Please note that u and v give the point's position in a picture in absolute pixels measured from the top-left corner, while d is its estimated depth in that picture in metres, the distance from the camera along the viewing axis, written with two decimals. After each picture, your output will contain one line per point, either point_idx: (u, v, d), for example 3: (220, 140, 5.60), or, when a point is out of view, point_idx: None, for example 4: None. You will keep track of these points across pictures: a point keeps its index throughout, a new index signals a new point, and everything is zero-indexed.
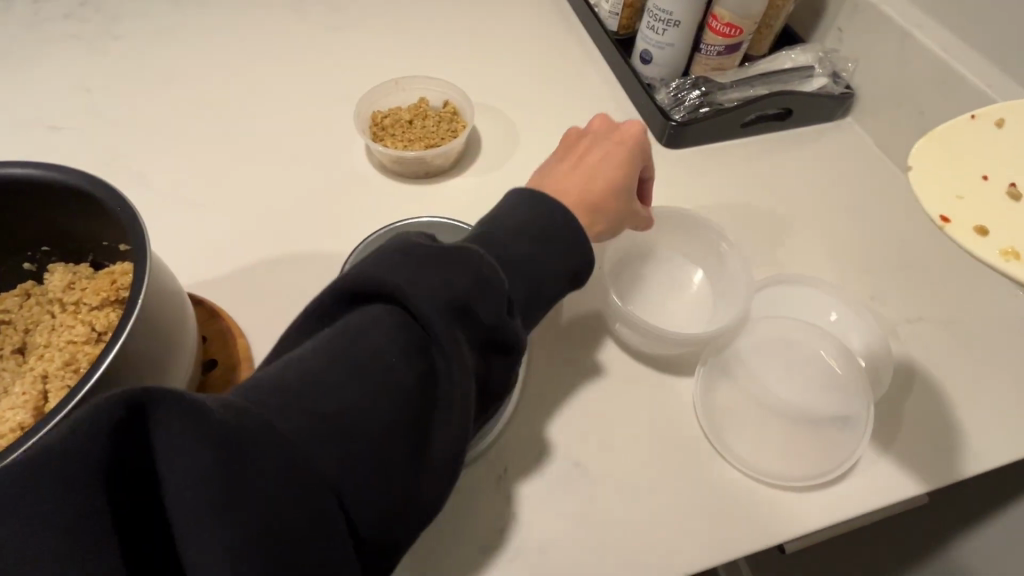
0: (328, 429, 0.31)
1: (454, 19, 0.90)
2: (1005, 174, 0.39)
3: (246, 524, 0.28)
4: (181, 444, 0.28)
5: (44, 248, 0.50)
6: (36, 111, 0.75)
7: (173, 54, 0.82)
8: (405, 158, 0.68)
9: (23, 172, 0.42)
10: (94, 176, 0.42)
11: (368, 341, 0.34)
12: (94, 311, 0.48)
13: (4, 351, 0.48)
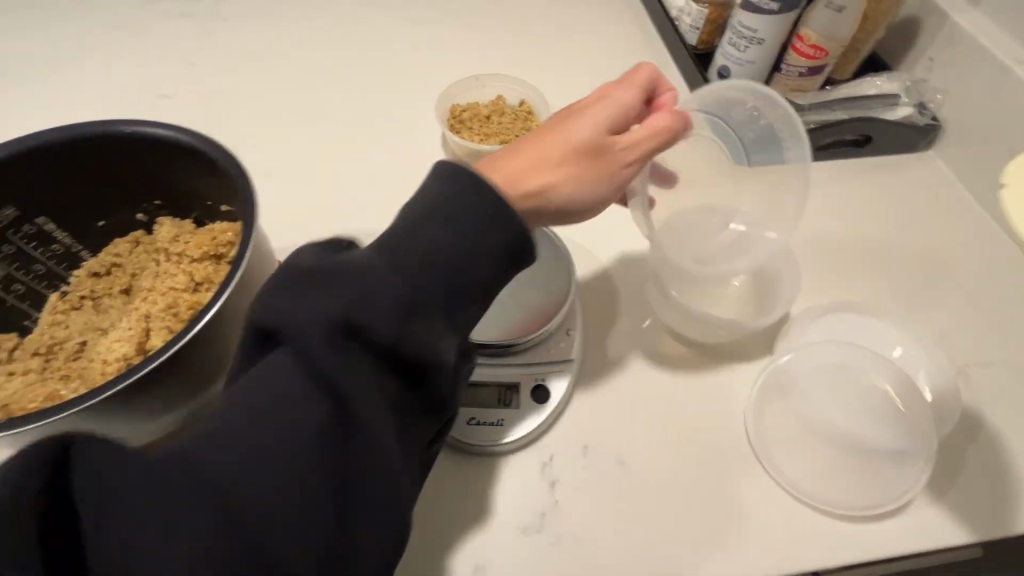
0: (241, 460, 0.31)
1: (535, 24, 0.93)
2: None
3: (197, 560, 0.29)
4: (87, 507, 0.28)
5: (156, 202, 0.54)
6: (149, 80, 0.82)
7: (273, 37, 0.88)
8: (480, 151, 0.71)
9: (161, 131, 0.47)
10: (218, 140, 0.46)
11: (257, 383, 0.33)
12: (194, 263, 0.53)
13: (114, 290, 0.53)
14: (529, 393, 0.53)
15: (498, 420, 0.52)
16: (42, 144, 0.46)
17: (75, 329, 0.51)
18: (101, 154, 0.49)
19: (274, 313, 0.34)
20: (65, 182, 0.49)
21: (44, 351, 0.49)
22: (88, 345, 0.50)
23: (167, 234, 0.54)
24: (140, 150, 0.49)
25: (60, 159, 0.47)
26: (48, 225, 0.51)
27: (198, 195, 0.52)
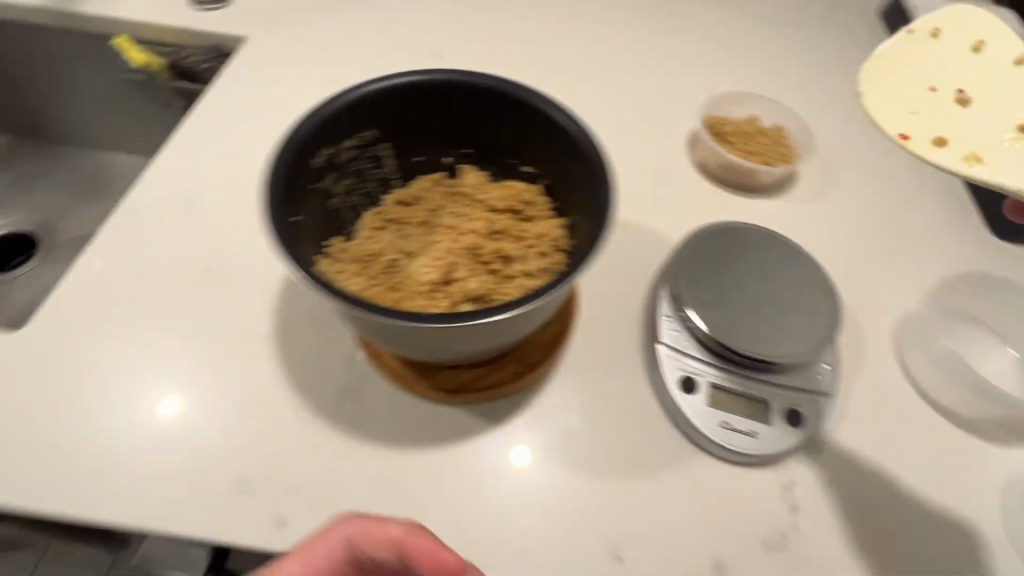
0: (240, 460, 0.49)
1: (792, 45, 0.90)
2: (949, 86, 0.49)
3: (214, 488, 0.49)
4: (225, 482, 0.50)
5: (467, 151, 0.59)
6: (422, 32, 0.88)
7: (533, 14, 0.92)
8: (740, 166, 0.71)
9: (526, 95, 0.52)
10: (576, 115, 0.50)
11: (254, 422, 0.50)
12: (494, 214, 0.57)
13: (415, 220, 0.59)
14: (783, 413, 0.53)
15: (755, 433, 0.52)
16: (418, 81, 0.52)
17: (386, 248, 0.56)
18: (454, 98, 0.54)
19: None
20: (415, 115, 0.55)
21: (364, 261, 0.55)
22: (400, 265, 0.55)
23: (473, 182, 0.59)
24: (487, 101, 0.54)
25: (424, 93, 0.54)
26: (383, 149, 0.56)
27: (516, 155, 0.57)
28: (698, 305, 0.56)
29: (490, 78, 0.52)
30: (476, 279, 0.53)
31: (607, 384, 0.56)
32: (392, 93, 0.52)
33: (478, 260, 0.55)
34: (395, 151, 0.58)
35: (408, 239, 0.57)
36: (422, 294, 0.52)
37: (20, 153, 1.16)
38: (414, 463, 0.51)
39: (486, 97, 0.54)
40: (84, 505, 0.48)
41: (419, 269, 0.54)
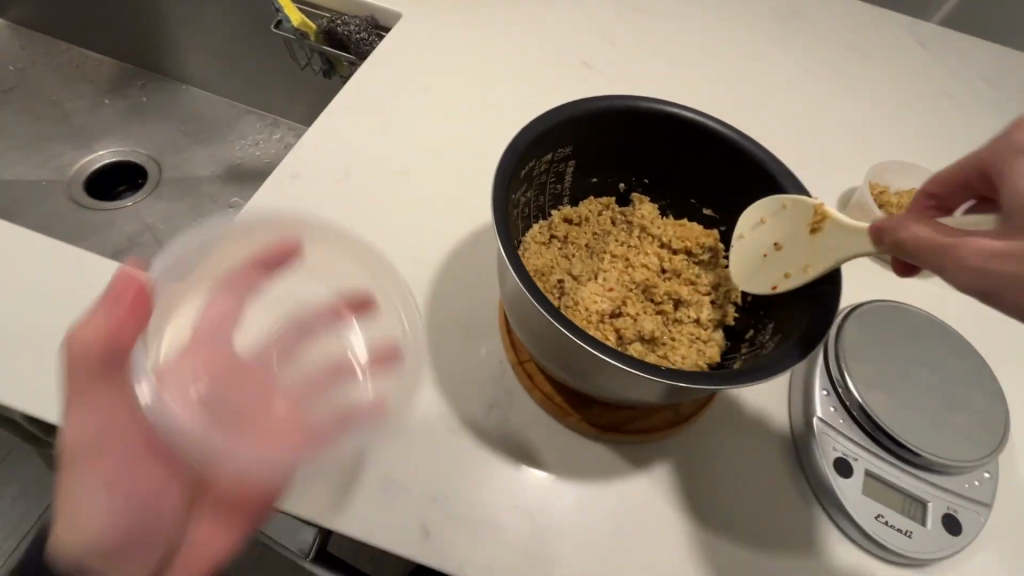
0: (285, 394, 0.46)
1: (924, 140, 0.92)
2: (745, 226, 0.52)
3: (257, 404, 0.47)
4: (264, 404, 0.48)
5: (643, 181, 0.59)
6: (575, 42, 0.87)
7: (682, 52, 0.92)
8: None
9: (741, 141, 0.51)
10: (791, 173, 0.50)
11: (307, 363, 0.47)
12: (666, 252, 0.57)
13: (580, 241, 0.58)
14: (940, 517, 0.51)
15: (903, 531, 0.50)
16: (637, 107, 0.51)
17: (559, 267, 0.56)
18: (661, 129, 0.53)
19: None
20: (616, 139, 0.54)
21: (541, 277, 0.54)
22: (574, 288, 0.54)
23: (646, 216, 0.59)
24: (693, 139, 0.53)
25: (636, 119, 0.53)
26: (575, 166, 0.56)
27: (700, 196, 0.57)
28: (862, 387, 0.54)
29: (710, 116, 0.51)
30: (650, 319, 0.53)
31: (753, 450, 0.54)
32: (608, 113, 0.51)
33: (649, 300, 0.55)
34: (583, 170, 0.57)
35: (579, 261, 0.56)
36: (600, 324, 0.52)
37: (138, 82, 1.14)
38: (559, 495, 0.50)
39: (696, 136, 0.53)
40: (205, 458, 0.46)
41: (597, 297, 0.53)
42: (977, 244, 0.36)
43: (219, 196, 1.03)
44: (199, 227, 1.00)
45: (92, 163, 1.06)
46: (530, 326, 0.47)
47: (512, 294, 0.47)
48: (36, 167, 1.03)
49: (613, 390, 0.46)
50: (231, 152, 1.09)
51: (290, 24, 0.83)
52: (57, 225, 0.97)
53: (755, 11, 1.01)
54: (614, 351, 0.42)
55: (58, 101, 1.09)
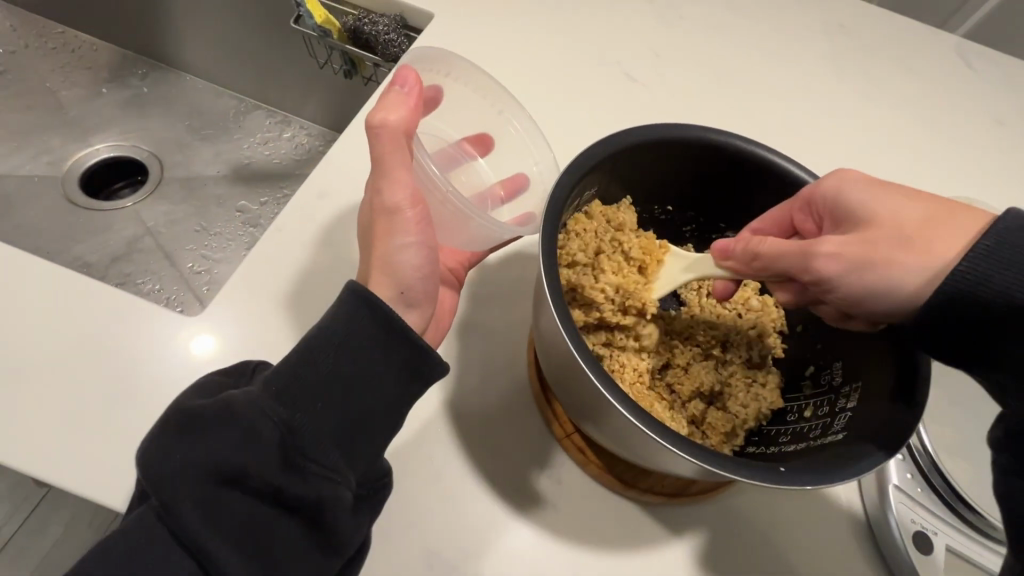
0: (241, 458, 0.35)
1: (979, 161, 0.88)
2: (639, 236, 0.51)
3: (193, 469, 0.34)
4: (177, 470, 0.34)
5: (672, 208, 0.52)
6: (615, 53, 0.83)
7: (725, 65, 0.87)
8: None
9: (799, 176, 0.46)
10: None
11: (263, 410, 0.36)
12: (702, 295, 0.52)
13: None
14: None
15: None
16: (671, 139, 0.46)
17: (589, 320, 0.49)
18: (699, 160, 0.48)
19: (327, 369, 0.38)
20: (648, 173, 0.48)
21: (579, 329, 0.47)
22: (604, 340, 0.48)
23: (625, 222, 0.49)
24: (735, 169, 0.48)
25: (676, 149, 0.47)
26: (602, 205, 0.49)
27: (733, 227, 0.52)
28: (937, 448, 0.51)
29: (747, 143, 0.46)
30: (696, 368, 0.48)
31: (818, 516, 0.50)
32: (642, 149, 0.46)
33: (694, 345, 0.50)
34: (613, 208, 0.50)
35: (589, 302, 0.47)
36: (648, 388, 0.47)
37: (138, 71, 1.06)
38: (616, 569, 0.45)
39: (737, 164, 0.47)
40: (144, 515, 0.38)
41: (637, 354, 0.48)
42: (829, 250, 0.40)
43: (226, 198, 0.96)
44: (204, 233, 0.93)
45: (88, 158, 0.99)
46: (586, 398, 0.41)
47: (562, 365, 0.42)
48: (26, 162, 0.95)
49: (675, 465, 0.41)
50: (239, 151, 1.02)
51: (313, 21, 0.76)
52: (50, 227, 0.90)
53: (800, 23, 0.96)
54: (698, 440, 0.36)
55: (52, 89, 1.01)
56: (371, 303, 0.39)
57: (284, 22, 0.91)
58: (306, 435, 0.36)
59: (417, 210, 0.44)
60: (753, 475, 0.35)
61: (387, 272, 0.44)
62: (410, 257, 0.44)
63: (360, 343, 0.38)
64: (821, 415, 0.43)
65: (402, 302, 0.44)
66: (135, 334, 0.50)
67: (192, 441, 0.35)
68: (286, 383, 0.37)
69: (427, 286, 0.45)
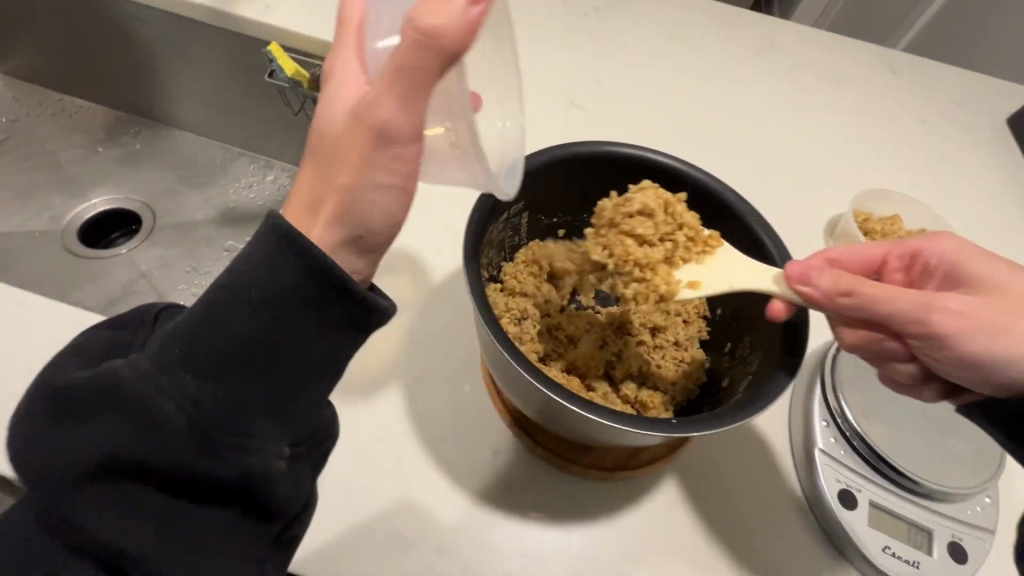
0: (162, 424, 0.36)
1: (906, 154, 0.95)
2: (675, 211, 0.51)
3: (114, 435, 0.36)
4: (99, 439, 0.36)
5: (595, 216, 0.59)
6: (561, 82, 0.91)
7: (664, 85, 0.95)
8: None
9: (692, 173, 0.52)
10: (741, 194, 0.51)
11: (179, 380, 0.36)
12: None
13: (543, 283, 0.57)
14: (946, 545, 0.51)
15: (912, 561, 0.50)
16: (575, 155, 0.52)
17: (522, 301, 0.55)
18: (604, 168, 0.54)
19: (245, 330, 0.37)
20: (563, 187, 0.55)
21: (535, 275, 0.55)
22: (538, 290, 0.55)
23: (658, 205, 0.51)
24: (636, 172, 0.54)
25: (582, 163, 0.53)
26: (528, 216, 0.55)
27: None
28: (860, 419, 0.54)
29: (641, 147, 0.52)
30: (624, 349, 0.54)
31: (750, 483, 0.55)
32: (551, 166, 0.52)
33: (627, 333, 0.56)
34: (540, 218, 0.56)
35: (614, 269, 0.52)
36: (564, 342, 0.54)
37: (131, 129, 1.15)
38: (563, 541, 0.50)
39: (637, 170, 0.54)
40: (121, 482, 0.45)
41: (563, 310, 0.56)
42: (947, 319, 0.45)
43: (214, 240, 1.03)
44: (194, 273, 0.99)
45: (86, 211, 1.06)
46: (519, 383, 0.47)
47: (494, 355, 0.47)
48: (29, 219, 1.02)
49: (603, 435, 0.46)
50: (226, 195, 1.10)
51: (285, 75, 0.85)
52: (51, 276, 0.97)
53: (734, 45, 1.05)
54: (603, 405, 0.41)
55: (52, 151, 1.10)
56: (303, 260, 0.37)
57: (260, 76, 1.00)
58: (216, 408, 0.37)
59: (410, 140, 0.38)
60: (660, 433, 0.41)
61: (350, 216, 0.38)
62: (386, 197, 0.39)
63: (285, 305, 0.37)
64: (733, 383, 0.48)
65: (353, 247, 0.40)
66: None
67: (112, 409, 0.36)
68: (185, 349, 0.36)
69: (388, 221, 0.40)
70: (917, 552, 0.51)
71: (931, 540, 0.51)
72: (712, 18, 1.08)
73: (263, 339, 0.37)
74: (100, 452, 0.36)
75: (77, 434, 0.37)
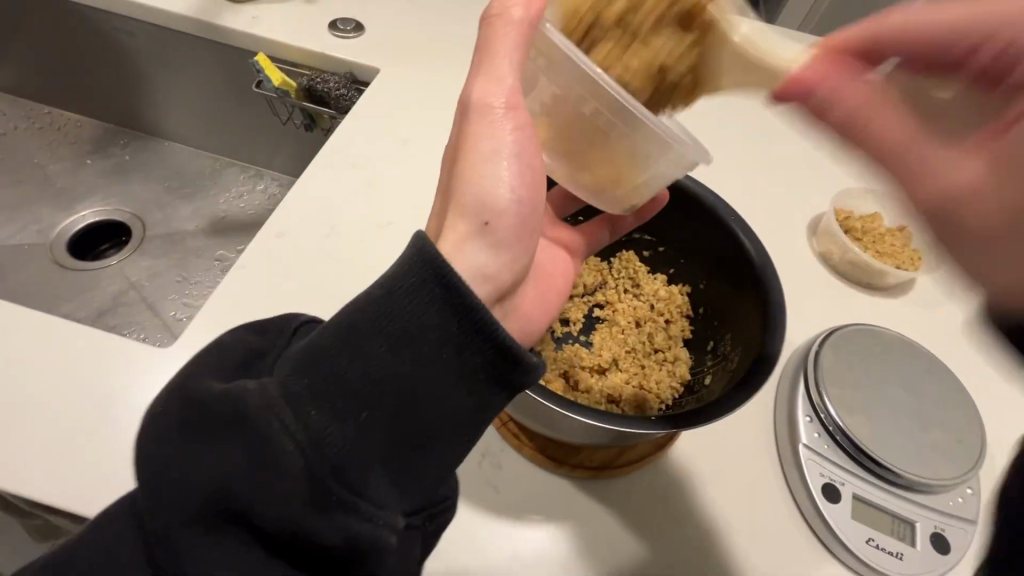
0: (309, 434, 0.33)
1: None
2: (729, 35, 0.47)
3: (229, 462, 0.33)
4: (210, 465, 0.33)
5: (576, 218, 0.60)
6: None
7: None
8: (870, 266, 0.69)
9: None
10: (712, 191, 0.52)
11: (323, 367, 0.35)
12: (613, 294, 0.60)
13: None
14: (928, 537, 0.52)
15: (896, 554, 0.51)
16: None
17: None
18: None
19: (383, 308, 0.36)
20: None
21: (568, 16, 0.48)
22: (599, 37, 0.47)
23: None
24: None
25: None
26: None
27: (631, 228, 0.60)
28: (843, 414, 0.55)
29: None
30: (608, 350, 0.56)
31: (742, 479, 0.55)
32: None
33: (612, 334, 0.58)
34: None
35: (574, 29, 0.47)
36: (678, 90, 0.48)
37: (121, 141, 1.16)
38: (552, 542, 0.50)
39: None
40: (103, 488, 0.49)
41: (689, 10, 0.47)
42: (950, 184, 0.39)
43: (204, 249, 1.04)
44: (184, 282, 0.99)
45: (76, 223, 1.06)
46: None
47: None
48: (17, 232, 1.02)
49: (588, 434, 0.47)
50: (215, 205, 1.10)
51: (271, 84, 0.85)
52: (39, 289, 0.96)
53: None
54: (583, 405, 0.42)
55: (41, 164, 1.10)
56: (441, 278, 0.36)
57: (247, 85, 1.01)
58: (345, 449, 0.34)
59: (513, 116, 0.45)
60: (642, 429, 0.41)
61: (468, 203, 0.43)
62: (505, 175, 0.44)
63: (425, 330, 0.36)
64: (714, 380, 0.49)
65: (483, 235, 0.42)
66: (112, 368, 0.56)
67: (221, 437, 0.33)
68: (316, 384, 0.34)
69: (512, 216, 0.44)
70: (902, 544, 0.51)
71: (916, 531, 0.52)
72: None
73: (424, 337, 0.36)
74: (195, 505, 0.32)
75: (180, 464, 0.33)
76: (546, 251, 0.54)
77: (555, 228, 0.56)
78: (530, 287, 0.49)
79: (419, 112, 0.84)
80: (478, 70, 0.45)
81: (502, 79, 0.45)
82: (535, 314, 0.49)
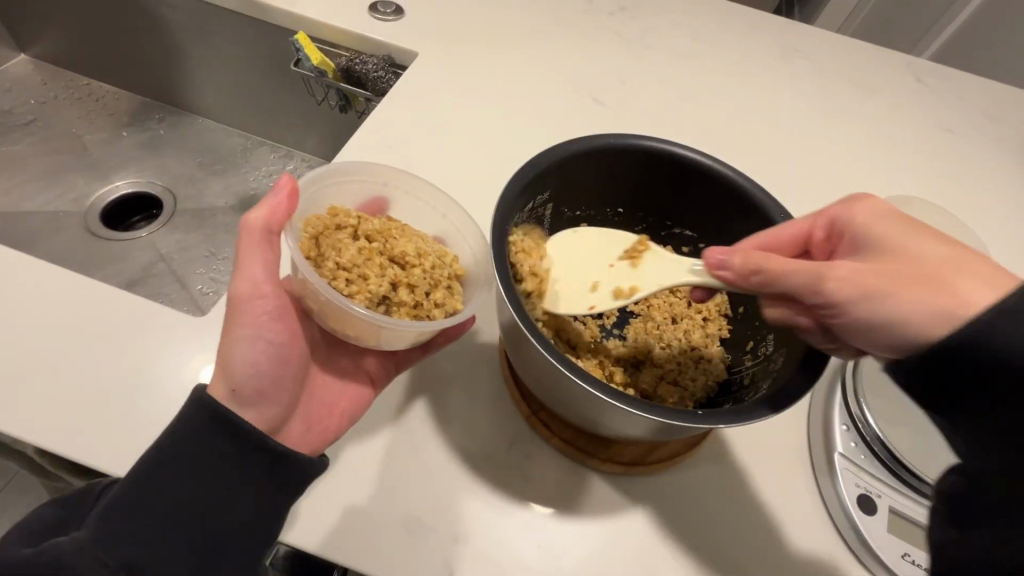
0: (138, 546, 0.40)
1: (934, 157, 0.93)
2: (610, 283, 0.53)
3: (112, 525, 0.39)
4: (98, 541, 0.39)
5: (618, 210, 0.59)
6: (586, 81, 0.91)
7: (687, 85, 0.95)
8: None
9: (716, 167, 0.52)
10: (762, 187, 0.51)
11: (182, 485, 0.42)
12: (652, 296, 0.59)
13: None
14: None
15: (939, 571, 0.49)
16: (607, 147, 0.52)
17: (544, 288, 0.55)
18: (630, 161, 0.54)
19: (180, 516, 0.41)
20: (587, 180, 0.55)
21: (305, 230, 0.51)
22: (364, 266, 0.51)
23: (388, 273, 0.51)
24: (659, 166, 0.54)
25: (605, 156, 0.53)
26: (551, 208, 0.56)
27: (677, 221, 0.59)
28: (883, 424, 0.53)
29: (673, 144, 0.53)
30: (645, 345, 0.55)
31: (776, 483, 0.54)
32: (582, 156, 0.52)
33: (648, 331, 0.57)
34: (562, 210, 0.57)
35: (356, 292, 0.49)
36: (428, 274, 0.52)
37: (156, 115, 1.17)
38: (575, 534, 0.49)
39: (662, 162, 0.54)
40: (116, 456, 0.49)
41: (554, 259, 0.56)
42: (835, 276, 0.41)
43: (233, 226, 1.04)
44: (212, 258, 0.99)
45: (109, 193, 1.07)
46: (538, 373, 0.47)
47: (516, 344, 0.47)
48: (53, 197, 1.03)
49: (622, 428, 0.46)
50: (245, 182, 1.10)
51: (310, 63, 0.84)
52: (72, 254, 0.97)
53: (760, 50, 1.04)
54: (625, 398, 0.41)
55: (77, 134, 1.10)
56: (220, 421, 0.44)
57: (286, 65, 1.00)
58: (175, 524, 0.41)
59: (275, 301, 0.48)
60: (685, 422, 0.40)
61: (223, 368, 0.46)
62: (255, 350, 0.46)
63: (210, 424, 0.43)
64: (756, 379, 0.49)
65: (235, 400, 0.46)
66: (138, 338, 0.56)
67: (121, 510, 0.40)
68: (154, 506, 0.41)
69: (262, 383, 0.47)
70: None
71: None
72: (733, 21, 1.08)
73: (221, 514, 0.43)
74: (84, 548, 0.39)
75: (87, 531, 0.39)
76: (339, 386, 0.53)
77: (363, 355, 0.55)
78: (300, 424, 0.50)
79: (456, 98, 0.84)
80: (234, 263, 0.47)
81: (255, 273, 0.47)
82: (307, 432, 0.49)
